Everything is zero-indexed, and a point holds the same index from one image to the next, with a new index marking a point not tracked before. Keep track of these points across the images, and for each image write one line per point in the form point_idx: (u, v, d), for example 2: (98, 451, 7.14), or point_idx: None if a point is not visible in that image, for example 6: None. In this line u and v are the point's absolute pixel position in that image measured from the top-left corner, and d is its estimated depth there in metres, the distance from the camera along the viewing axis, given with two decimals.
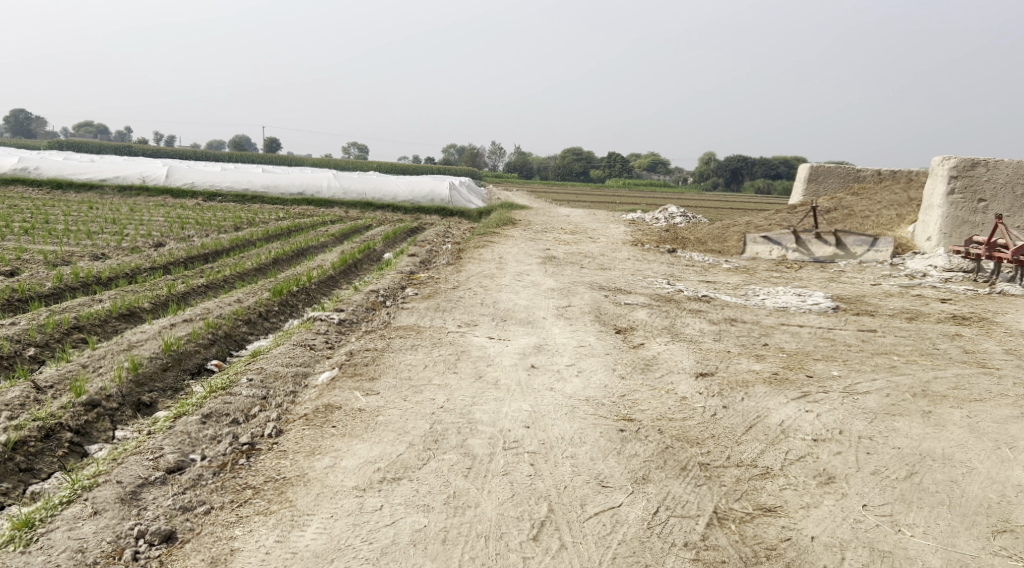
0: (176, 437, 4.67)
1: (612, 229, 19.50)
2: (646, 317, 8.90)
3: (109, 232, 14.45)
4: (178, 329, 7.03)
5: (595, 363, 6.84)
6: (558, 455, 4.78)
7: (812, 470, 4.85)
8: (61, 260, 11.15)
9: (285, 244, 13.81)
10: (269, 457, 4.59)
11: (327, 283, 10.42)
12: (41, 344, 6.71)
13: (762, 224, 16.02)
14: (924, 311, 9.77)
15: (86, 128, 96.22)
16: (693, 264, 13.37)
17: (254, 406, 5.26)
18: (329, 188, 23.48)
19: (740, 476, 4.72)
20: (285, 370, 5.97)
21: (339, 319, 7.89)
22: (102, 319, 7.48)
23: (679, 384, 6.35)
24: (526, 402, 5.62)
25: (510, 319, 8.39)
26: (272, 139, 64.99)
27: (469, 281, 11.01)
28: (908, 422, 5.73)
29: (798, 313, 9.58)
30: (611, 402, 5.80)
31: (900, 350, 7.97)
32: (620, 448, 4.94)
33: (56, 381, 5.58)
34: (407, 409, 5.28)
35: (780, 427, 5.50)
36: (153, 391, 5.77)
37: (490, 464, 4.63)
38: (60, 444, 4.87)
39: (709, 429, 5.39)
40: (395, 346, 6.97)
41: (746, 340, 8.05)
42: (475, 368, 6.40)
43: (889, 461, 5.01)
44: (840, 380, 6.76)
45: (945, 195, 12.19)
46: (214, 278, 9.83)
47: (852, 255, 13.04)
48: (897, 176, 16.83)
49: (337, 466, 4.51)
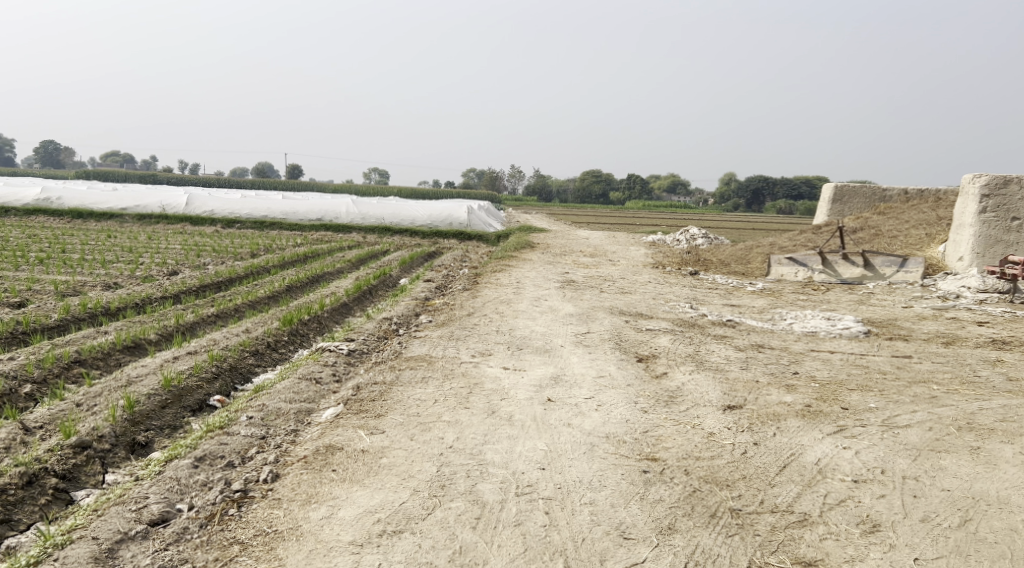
0: (163, 485, 4.37)
1: (632, 251, 19.12)
2: (669, 344, 8.50)
3: (124, 261, 14.31)
4: (180, 363, 6.75)
5: (616, 395, 6.45)
6: (576, 501, 4.41)
7: (855, 517, 4.44)
8: (72, 290, 10.96)
9: (300, 271, 13.59)
10: (261, 506, 4.26)
11: (340, 311, 10.17)
12: (38, 380, 6.46)
13: (787, 245, 15.60)
14: (961, 335, 9.29)
15: (114, 157, 97.83)
16: (716, 286, 12.96)
17: (251, 447, 4.94)
18: (348, 214, 23.33)
19: (775, 525, 4.33)
20: (288, 407, 5.66)
21: (348, 349, 7.59)
22: (104, 352, 7.23)
23: (706, 418, 5.95)
24: (542, 440, 5.25)
25: (526, 348, 8.03)
26: (295, 168, 65.55)
27: (485, 306, 10.69)
28: (956, 460, 5.29)
29: (828, 338, 9.13)
30: (634, 439, 5.41)
31: (939, 377, 7.52)
32: (644, 493, 4.55)
33: (46, 421, 5.31)
34: (413, 449, 4.93)
35: (817, 466, 5.08)
36: (149, 430, 5.47)
37: (500, 513, 4.27)
38: (43, 492, 4.62)
39: (740, 469, 4.99)
40: (405, 379, 6.63)
41: (774, 368, 7.63)
42: (488, 402, 6.03)
43: (940, 506, 4.58)
44: (878, 412, 6.32)
45: (976, 214, 11.73)
46: (225, 307, 9.58)
47: (880, 276, 12.60)
48: (924, 195, 16.34)
49: (334, 517, 4.17)
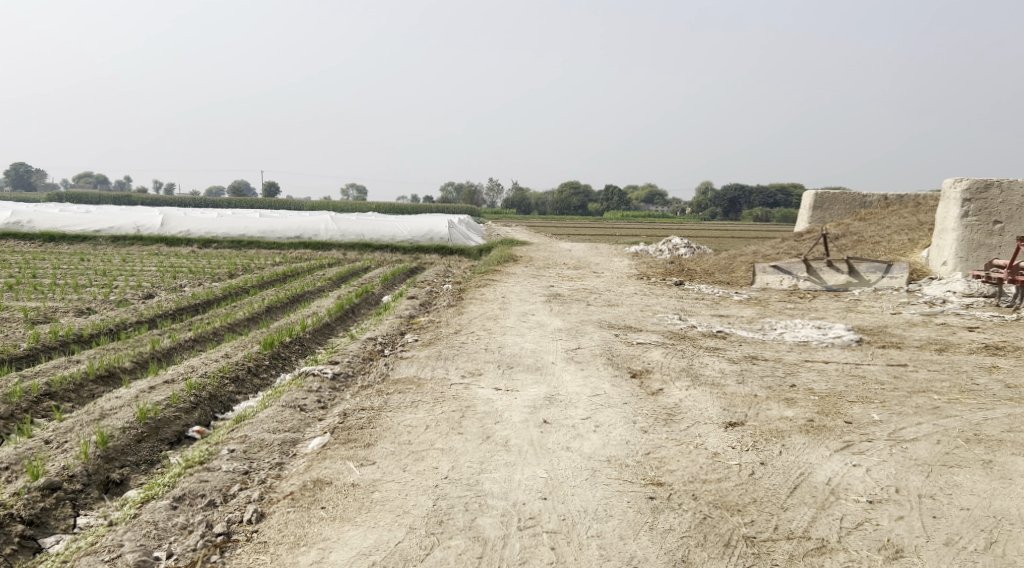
0: (139, 530, 4.11)
1: (615, 262, 18.94)
2: (661, 358, 8.27)
3: (98, 284, 13.89)
4: (156, 393, 6.39)
5: (613, 415, 6.20)
6: (583, 534, 4.18)
7: (875, 542, 4.26)
8: (42, 317, 10.56)
9: (280, 291, 13.26)
10: (246, 551, 4.00)
11: (323, 332, 9.86)
12: (5, 416, 6.13)
13: (771, 254, 15.47)
14: (954, 341, 9.16)
15: (88, 179, 96.94)
16: (703, 297, 12.80)
17: (234, 483, 4.64)
18: (327, 231, 22.95)
19: (794, 553, 4.14)
20: (272, 438, 5.37)
21: (333, 373, 7.29)
22: (76, 383, 6.89)
23: (708, 437, 5.73)
24: (540, 466, 4.99)
25: (517, 366, 7.79)
26: (272, 185, 65.17)
27: (472, 323, 10.43)
28: (971, 475, 5.10)
29: (821, 348, 8.95)
30: (636, 462, 5.17)
31: (938, 386, 7.35)
32: (653, 522, 4.33)
33: (11, 461, 5.00)
34: (406, 482, 4.66)
35: (829, 486, 4.87)
36: (124, 466, 5.16)
37: (504, 550, 4.03)
38: (8, 540, 4.32)
39: (750, 491, 4.76)
40: (393, 404, 6.34)
41: (772, 381, 7.42)
42: (481, 427, 5.76)
43: (962, 528, 4.40)
44: (882, 426, 6.12)
45: (959, 218, 11.67)
46: (202, 330, 9.23)
47: (866, 282, 12.49)
48: (904, 201, 16.33)
49: (325, 562, 3.90)
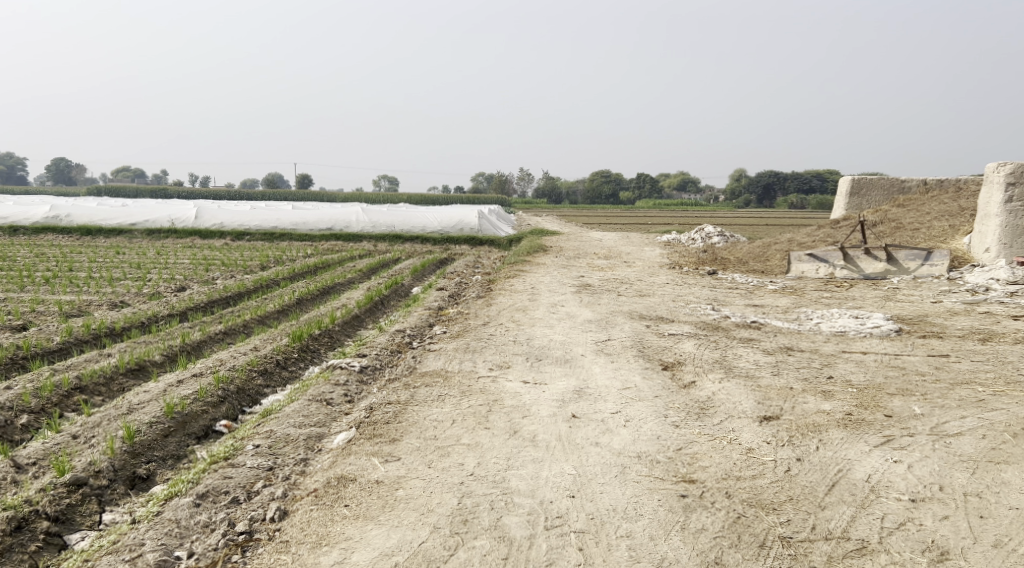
0: (161, 529, 4.08)
1: (648, 251, 18.69)
2: (693, 350, 8.08)
3: (132, 277, 14.00)
4: (184, 387, 6.37)
5: (643, 409, 6.05)
6: (611, 534, 4.06)
7: (919, 543, 4.08)
8: (76, 311, 10.66)
9: (310, 283, 13.27)
10: (267, 551, 3.95)
11: (352, 324, 9.83)
12: (36, 410, 6.17)
13: (806, 241, 15.13)
14: (998, 331, 8.85)
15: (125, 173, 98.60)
16: (736, 286, 12.55)
17: (258, 480, 4.59)
18: (358, 223, 22.95)
19: (832, 555, 3.99)
20: (297, 433, 5.31)
21: (360, 366, 7.23)
22: (106, 377, 6.90)
23: (742, 431, 5.56)
24: (568, 462, 4.87)
25: (546, 358, 7.67)
26: (305, 176, 65.63)
27: (500, 315, 10.32)
28: (1018, 472, 4.88)
29: (858, 338, 8.70)
30: (667, 458, 5.03)
31: (981, 377, 7.09)
32: (685, 522, 4.19)
33: (39, 457, 5.01)
34: (431, 479, 4.57)
35: (869, 484, 4.68)
36: (151, 461, 5.14)
37: (530, 551, 3.93)
38: (33, 538, 4.33)
39: (786, 489, 4.60)
40: (420, 398, 6.26)
41: (808, 373, 7.21)
42: (508, 421, 5.65)
43: (1011, 528, 4.20)
44: (924, 420, 5.89)
45: (1003, 204, 11.29)
46: (232, 323, 9.24)
47: (905, 270, 12.12)
48: (945, 185, 15.85)
49: (347, 563, 3.84)
